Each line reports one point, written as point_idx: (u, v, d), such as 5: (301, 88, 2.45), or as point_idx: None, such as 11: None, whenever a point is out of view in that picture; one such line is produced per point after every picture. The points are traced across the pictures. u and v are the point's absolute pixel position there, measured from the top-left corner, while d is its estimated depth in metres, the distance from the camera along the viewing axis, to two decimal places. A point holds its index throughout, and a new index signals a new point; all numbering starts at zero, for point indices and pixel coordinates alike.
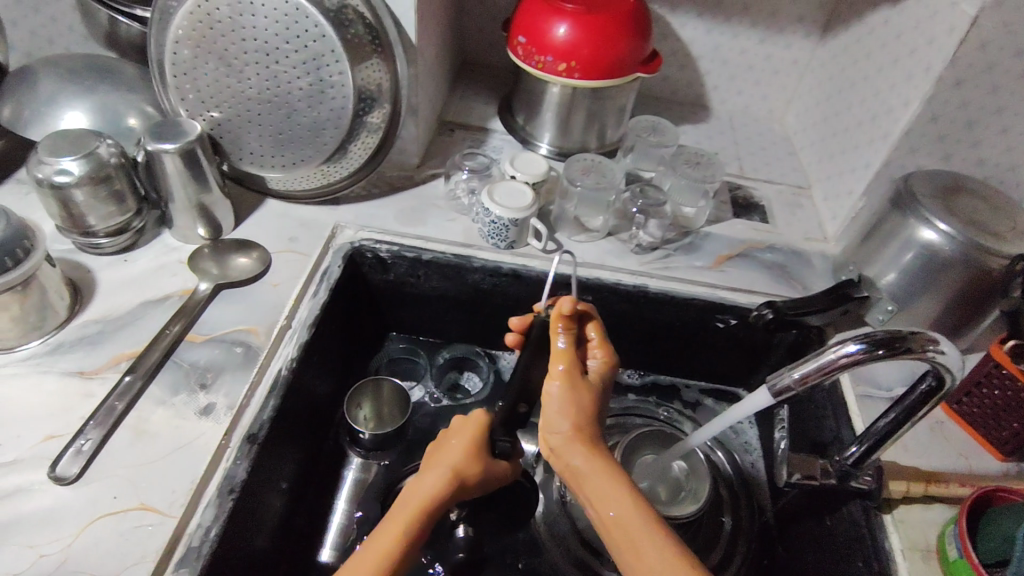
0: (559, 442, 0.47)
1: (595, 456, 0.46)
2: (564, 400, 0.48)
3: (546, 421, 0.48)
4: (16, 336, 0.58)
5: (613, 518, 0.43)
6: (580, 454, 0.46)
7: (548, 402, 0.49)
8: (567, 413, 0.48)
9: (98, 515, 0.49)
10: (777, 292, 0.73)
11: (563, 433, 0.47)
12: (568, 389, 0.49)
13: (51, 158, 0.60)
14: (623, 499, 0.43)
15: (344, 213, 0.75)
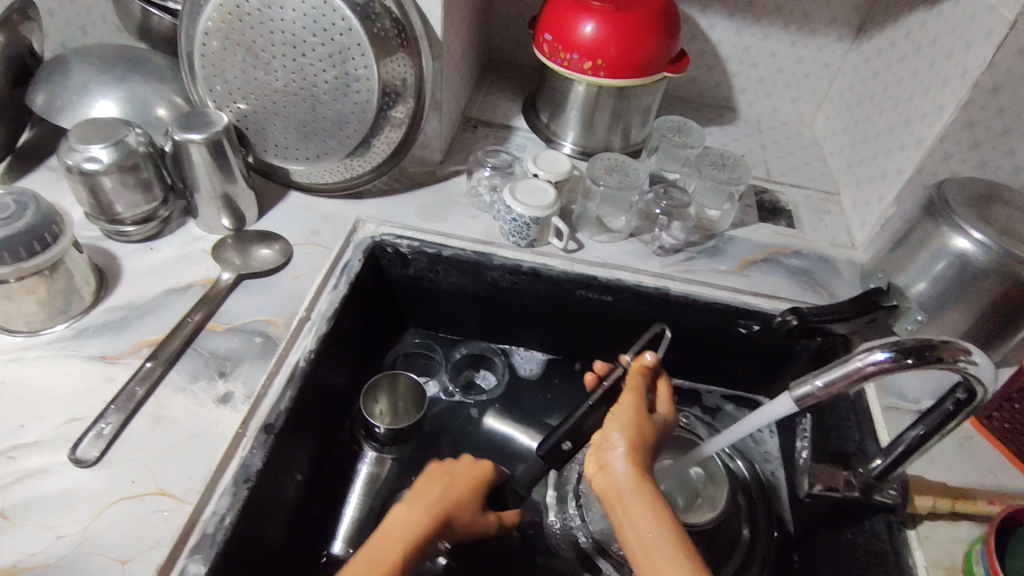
0: (612, 457, 0.51)
1: (642, 478, 0.49)
2: (627, 422, 0.52)
3: (607, 435, 0.52)
4: (42, 320, 0.59)
5: (649, 538, 0.46)
6: (632, 476, 0.49)
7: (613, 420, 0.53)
8: (626, 435, 0.52)
9: (116, 498, 0.49)
10: (802, 299, 0.71)
11: (620, 449, 0.51)
12: (635, 414, 0.53)
13: (81, 145, 0.61)
14: (661, 524, 0.46)
15: (366, 207, 0.75)
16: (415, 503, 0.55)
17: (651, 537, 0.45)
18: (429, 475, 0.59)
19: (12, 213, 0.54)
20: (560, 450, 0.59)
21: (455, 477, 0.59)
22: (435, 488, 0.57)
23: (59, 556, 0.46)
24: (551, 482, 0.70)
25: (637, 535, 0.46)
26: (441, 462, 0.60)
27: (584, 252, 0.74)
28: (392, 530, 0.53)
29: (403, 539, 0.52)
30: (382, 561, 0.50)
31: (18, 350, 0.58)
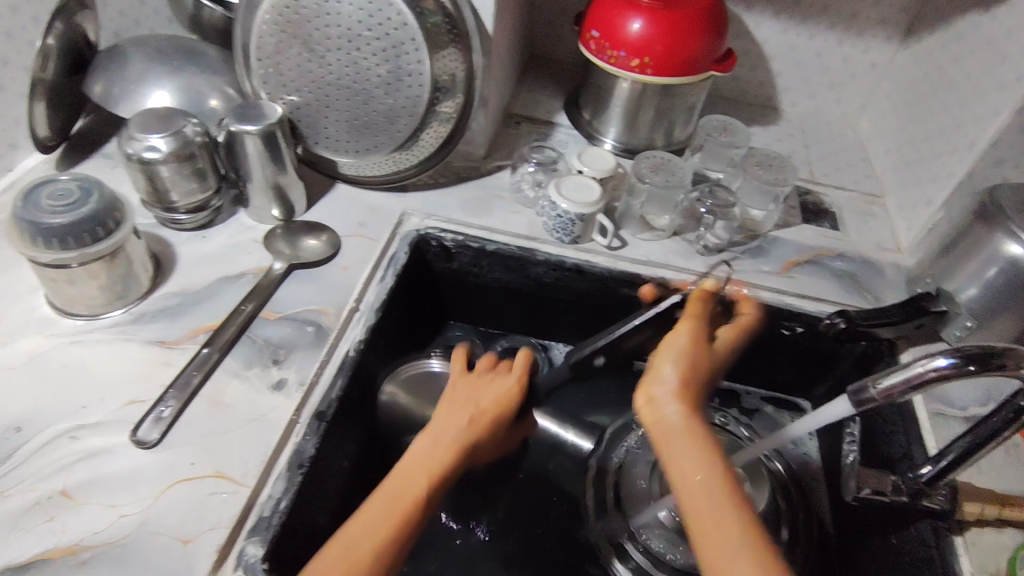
0: (663, 393, 0.49)
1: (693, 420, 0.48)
2: (683, 358, 0.51)
3: (660, 372, 0.51)
4: (102, 304, 0.60)
5: (694, 478, 0.45)
6: (683, 417, 0.48)
7: (666, 356, 0.52)
8: (680, 372, 0.50)
9: (176, 480, 0.50)
10: (847, 301, 0.71)
11: (671, 387, 0.50)
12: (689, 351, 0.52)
13: (141, 134, 0.62)
14: (709, 464, 0.45)
15: (411, 200, 0.76)
16: (439, 433, 0.57)
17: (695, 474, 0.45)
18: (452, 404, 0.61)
19: (76, 199, 0.55)
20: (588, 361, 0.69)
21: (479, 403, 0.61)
22: (462, 417, 0.59)
23: (124, 534, 0.47)
24: (589, 480, 0.71)
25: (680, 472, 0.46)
26: (461, 382, 0.64)
27: (628, 249, 0.74)
28: (417, 457, 0.54)
29: (429, 467, 0.53)
30: (411, 486, 0.51)
31: (79, 333, 0.59)
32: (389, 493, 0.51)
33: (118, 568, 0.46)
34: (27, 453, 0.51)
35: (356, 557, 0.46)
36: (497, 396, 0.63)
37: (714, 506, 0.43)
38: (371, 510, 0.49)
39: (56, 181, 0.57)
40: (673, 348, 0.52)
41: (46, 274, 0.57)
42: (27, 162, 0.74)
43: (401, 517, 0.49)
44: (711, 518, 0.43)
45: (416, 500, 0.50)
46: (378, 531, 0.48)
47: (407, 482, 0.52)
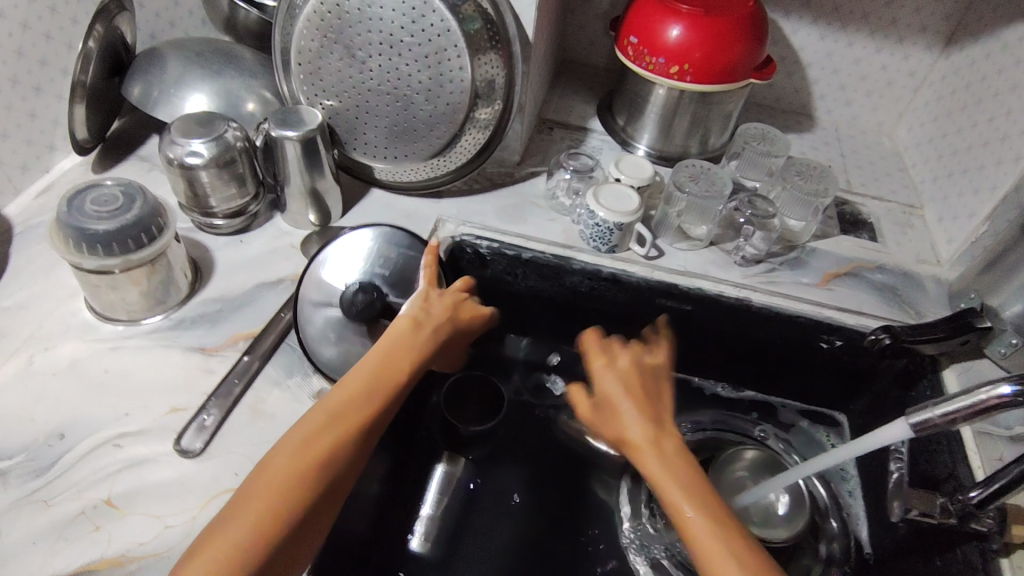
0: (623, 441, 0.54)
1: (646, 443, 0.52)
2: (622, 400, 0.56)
3: (596, 421, 0.58)
4: (142, 309, 0.60)
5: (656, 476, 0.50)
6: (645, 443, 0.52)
7: (600, 417, 0.57)
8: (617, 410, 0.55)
9: (220, 490, 0.50)
10: (887, 315, 0.70)
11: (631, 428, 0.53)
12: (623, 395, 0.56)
13: (183, 139, 0.62)
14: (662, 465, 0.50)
15: (446, 206, 0.76)
16: (419, 322, 0.56)
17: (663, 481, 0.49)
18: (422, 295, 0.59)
19: (120, 205, 0.55)
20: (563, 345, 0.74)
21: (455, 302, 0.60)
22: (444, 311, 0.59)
23: (168, 546, 0.47)
24: (624, 490, 0.71)
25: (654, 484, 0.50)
26: (430, 286, 0.59)
27: (665, 259, 0.73)
28: (393, 346, 0.53)
29: (395, 372, 0.52)
30: (381, 378, 0.51)
31: (119, 338, 0.59)
32: (350, 394, 0.49)
33: None
34: (71, 460, 0.51)
35: (310, 453, 0.45)
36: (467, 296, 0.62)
37: (688, 519, 0.46)
38: (332, 408, 0.48)
39: (101, 186, 0.56)
40: (596, 414, 0.58)
41: (89, 280, 0.57)
42: (64, 164, 0.74)
43: (361, 417, 0.48)
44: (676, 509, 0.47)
45: (382, 397, 0.50)
46: (345, 421, 0.47)
47: (376, 377, 0.51)
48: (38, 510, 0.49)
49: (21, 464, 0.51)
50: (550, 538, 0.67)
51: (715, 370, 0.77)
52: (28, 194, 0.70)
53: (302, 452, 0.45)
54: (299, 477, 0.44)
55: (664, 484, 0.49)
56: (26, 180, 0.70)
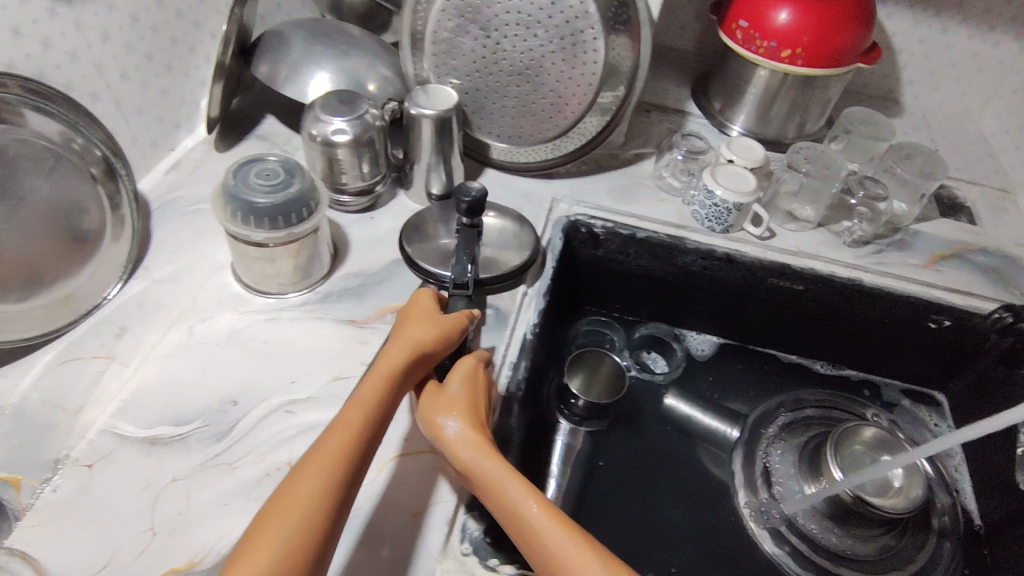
0: (452, 439, 0.48)
1: (483, 443, 0.48)
2: (461, 400, 0.51)
3: (429, 421, 0.50)
4: (292, 284, 0.62)
5: (506, 491, 0.45)
6: (478, 442, 0.48)
7: (432, 413, 0.50)
8: (461, 400, 0.51)
9: (396, 454, 0.53)
10: (996, 295, 0.72)
11: (456, 426, 0.49)
12: (464, 397, 0.51)
13: (326, 117, 0.64)
14: (511, 474, 0.46)
15: (559, 187, 0.77)
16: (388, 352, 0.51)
17: (505, 487, 0.45)
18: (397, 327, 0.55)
19: (281, 180, 0.57)
20: (654, 339, 0.82)
21: (419, 320, 0.54)
22: (415, 330, 0.53)
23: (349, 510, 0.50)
24: (736, 466, 0.73)
25: (494, 495, 0.45)
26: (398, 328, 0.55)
27: (777, 239, 0.75)
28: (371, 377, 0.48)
29: (372, 400, 0.46)
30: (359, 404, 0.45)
31: (272, 310, 0.61)
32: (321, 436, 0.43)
33: (358, 536, 0.48)
34: (247, 425, 0.53)
35: (302, 499, 0.38)
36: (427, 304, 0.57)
37: (539, 524, 0.43)
38: (310, 452, 0.42)
39: (263, 161, 0.58)
40: (430, 410, 0.51)
41: (249, 253, 0.58)
42: (188, 142, 0.75)
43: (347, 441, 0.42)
44: (532, 530, 0.43)
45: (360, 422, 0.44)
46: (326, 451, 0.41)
47: (346, 413, 0.44)
48: (224, 472, 0.50)
49: (200, 429, 0.53)
50: (671, 513, 0.69)
51: (816, 350, 0.80)
52: (158, 170, 0.71)
53: (291, 494, 0.39)
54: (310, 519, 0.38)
55: (518, 500, 0.44)
56: (156, 156, 0.71)
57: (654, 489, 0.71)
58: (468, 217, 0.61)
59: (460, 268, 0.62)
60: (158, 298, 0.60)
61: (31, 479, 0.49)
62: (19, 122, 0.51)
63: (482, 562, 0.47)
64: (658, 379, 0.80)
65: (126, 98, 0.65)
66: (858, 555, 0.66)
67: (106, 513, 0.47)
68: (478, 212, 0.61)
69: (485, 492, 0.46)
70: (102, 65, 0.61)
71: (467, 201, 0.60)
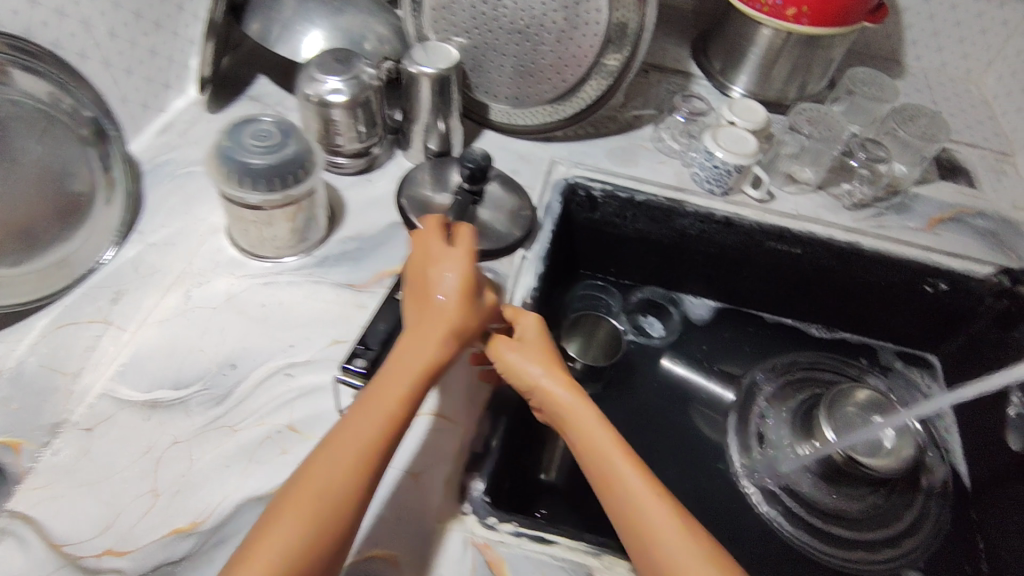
0: (552, 392, 0.50)
1: (586, 401, 0.49)
2: (549, 362, 0.51)
3: (516, 370, 0.51)
4: (288, 247, 0.61)
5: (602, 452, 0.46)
6: (579, 401, 0.49)
7: (517, 360, 0.51)
8: (550, 361, 0.52)
9: None
10: (995, 259, 0.72)
11: (549, 383, 0.50)
12: (552, 359, 0.52)
13: (321, 76, 0.62)
14: (602, 426, 0.47)
15: (558, 149, 0.76)
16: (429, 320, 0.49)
17: (604, 449, 0.46)
18: (424, 299, 0.50)
19: (276, 140, 0.56)
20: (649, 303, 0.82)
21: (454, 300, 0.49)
22: (451, 295, 0.49)
23: None
24: (730, 427, 0.74)
25: (590, 453, 0.46)
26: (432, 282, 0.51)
27: (777, 202, 0.74)
28: (407, 350, 0.47)
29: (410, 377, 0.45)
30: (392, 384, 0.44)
31: (269, 274, 0.60)
32: (354, 417, 0.42)
33: None
34: (247, 388, 0.53)
35: (332, 488, 0.39)
36: (468, 275, 0.50)
37: (635, 488, 0.44)
38: (343, 428, 0.42)
39: (258, 121, 0.57)
40: (523, 360, 0.51)
41: (244, 217, 0.58)
42: (178, 102, 0.73)
43: (377, 429, 0.42)
44: (624, 491, 0.44)
45: (392, 406, 0.43)
46: (356, 439, 0.41)
47: (376, 401, 0.43)
48: (225, 435, 0.50)
49: (200, 392, 0.52)
50: (664, 473, 0.70)
51: (812, 313, 0.80)
52: (150, 132, 0.70)
53: (323, 473, 0.39)
54: (335, 511, 0.38)
55: (613, 462, 0.45)
56: (147, 117, 0.69)
57: (646, 450, 0.72)
58: (467, 182, 0.63)
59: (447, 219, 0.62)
60: (153, 262, 0.60)
61: (31, 443, 0.49)
62: (6, 82, 0.50)
63: (481, 521, 0.48)
64: (654, 340, 0.80)
65: (115, 57, 0.63)
66: (848, 513, 0.67)
67: (110, 476, 0.48)
68: (480, 180, 0.63)
69: (581, 449, 0.47)
70: (89, 22, 0.59)
71: (473, 162, 0.61)
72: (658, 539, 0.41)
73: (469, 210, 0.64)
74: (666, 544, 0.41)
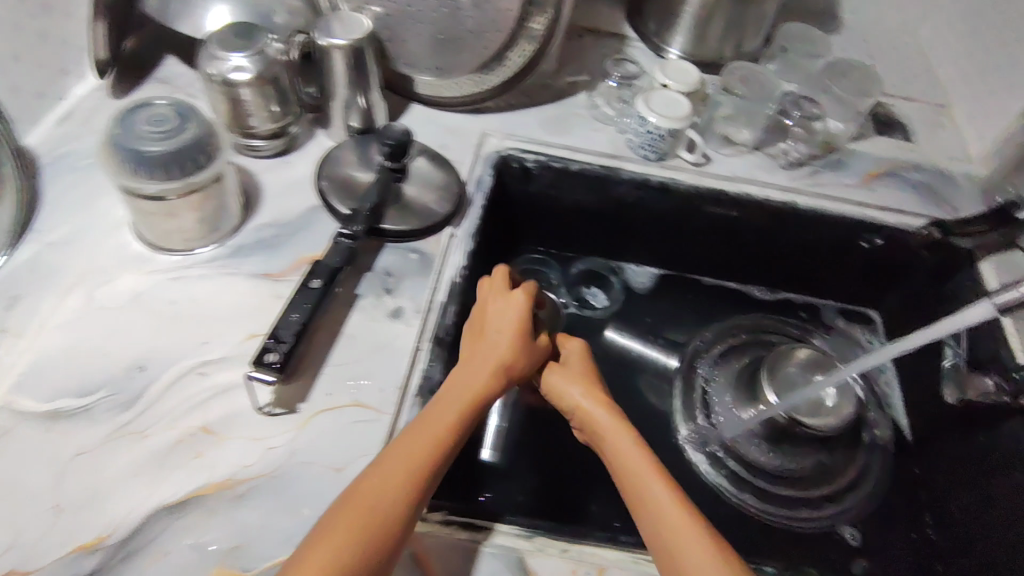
0: (593, 411, 0.55)
1: (624, 422, 0.53)
2: (590, 386, 0.57)
3: (561, 392, 0.57)
4: (198, 238, 0.58)
5: (633, 466, 0.49)
6: (617, 421, 0.53)
7: (561, 382, 0.58)
8: (591, 385, 0.57)
9: (317, 410, 0.50)
10: (929, 212, 0.73)
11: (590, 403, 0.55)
12: (591, 383, 0.57)
13: (222, 54, 0.58)
14: (637, 446, 0.50)
15: (489, 120, 0.73)
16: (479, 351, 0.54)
17: (635, 463, 0.49)
18: (473, 334, 0.56)
19: (171, 124, 0.52)
20: (592, 275, 0.81)
21: (500, 330, 0.55)
22: (502, 333, 0.55)
23: (271, 466, 0.47)
24: (676, 395, 0.73)
25: (623, 467, 0.50)
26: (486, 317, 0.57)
27: (713, 165, 0.73)
28: (459, 378, 0.51)
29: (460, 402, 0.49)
30: (447, 408, 0.48)
31: (180, 268, 0.57)
32: (410, 438, 0.45)
33: (276, 498, 0.46)
34: (157, 391, 0.50)
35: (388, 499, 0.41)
36: (519, 318, 0.56)
37: (663, 499, 0.46)
38: (400, 445, 0.45)
39: (151, 105, 0.53)
40: (567, 385, 0.57)
41: (144, 207, 0.54)
42: (77, 89, 0.68)
43: (430, 449, 0.45)
44: (652, 502, 0.46)
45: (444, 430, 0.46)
46: (412, 455, 0.44)
47: (431, 422, 0.46)
48: (134, 442, 0.47)
49: (106, 398, 0.49)
50: None
51: (755, 275, 0.80)
52: (46, 123, 0.65)
53: (381, 486, 0.42)
54: (390, 518, 0.40)
55: (644, 475, 0.48)
56: (42, 107, 0.64)
57: None
58: (389, 159, 0.60)
59: (367, 199, 0.60)
60: (52, 263, 0.56)
61: None
62: None
63: None
64: (597, 312, 0.79)
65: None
66: (793, 473, 0.67)
67: (11, 494, 0.45)
68: (402, 157, 0.60)
69: (616, 464, 0.51)
70: None
71: (392, 140, 0.58)
72: (681, 545, 0.43)
73: (393, 186, 0.62)
74: (689, 553, 0.42)
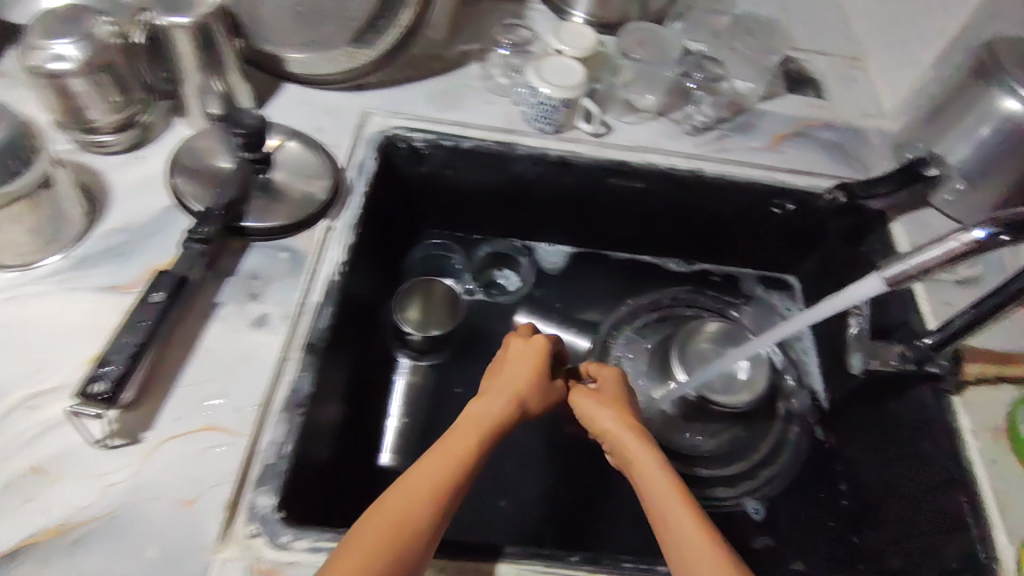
0: (621, 436, 0.50)
1: (656, 448, 0.48)
2: (619, 411, 0.52)
3: (589, 415, 0.53)
4: (32, 252, 0.52)
5: (662, 499, 0.44)
6: (647, 446, 0.48)
7: (590, 406, 0.53)
8: (621, 409, 0.52)
9: (165, 437, 0.46)
10: (839, 173, 0.70)
11: (615, 428, 0.51)
12: (620, 407, 0.53)
13: (43, 41, 0.51)
14: (669, 475, 0.45)
15: (372, 98, 0.68)
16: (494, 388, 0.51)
17: (664, 496, 0.44)
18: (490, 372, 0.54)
19: None
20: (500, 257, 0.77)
21: (521, 362, 0.53)
22: (519, 369, 0.53)
23: (109, 505, 0.43)
24: None
25: (654, 499, 0.44)
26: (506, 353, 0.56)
27: (614, 135, 0.69)
28: (472, 416, 0.48)
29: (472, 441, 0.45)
30: (456, 446, 0.44)
31: (13, 287, 0.51)
32: (410, 484, 0.41)
33: (115, 541, 0.41)
34: None
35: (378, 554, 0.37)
36: (535, 355, 0.54)
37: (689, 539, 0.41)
38: (400, 490, 0.41)
39: None
40: (596, 410, 0.53)
41: None
42: None
43: (434, 496, 0.41)
44: (679, 543, 0.41)
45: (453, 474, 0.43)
46: (409, 502, 0.40)
47: (435, 466, 0.43)
48: None
49: None
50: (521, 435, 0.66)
51: (669, 247, 0.76)
52: None
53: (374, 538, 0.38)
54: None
55: (673, 511, 0.43)
56: None
57: None
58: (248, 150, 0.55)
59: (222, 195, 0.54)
60: None
61: None
62: None
63: (269, 542, 0.42)
64: (506, 296, 0.75)
65: None
66: (705, 453, 0.66)
67: None
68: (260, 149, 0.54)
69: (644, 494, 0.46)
70: None
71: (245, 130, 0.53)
72: None
73: (254, 180, 0.57)
74: None
